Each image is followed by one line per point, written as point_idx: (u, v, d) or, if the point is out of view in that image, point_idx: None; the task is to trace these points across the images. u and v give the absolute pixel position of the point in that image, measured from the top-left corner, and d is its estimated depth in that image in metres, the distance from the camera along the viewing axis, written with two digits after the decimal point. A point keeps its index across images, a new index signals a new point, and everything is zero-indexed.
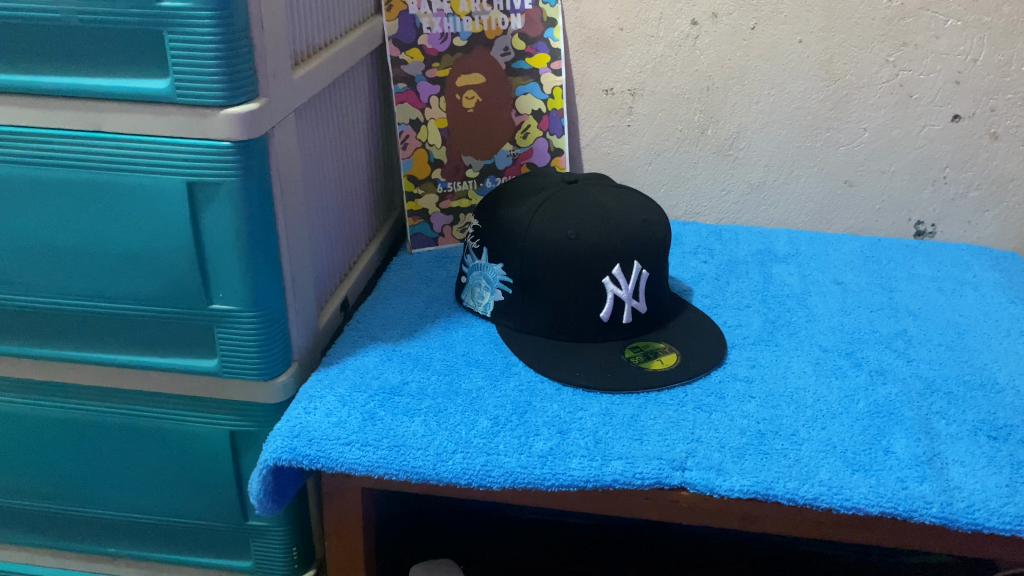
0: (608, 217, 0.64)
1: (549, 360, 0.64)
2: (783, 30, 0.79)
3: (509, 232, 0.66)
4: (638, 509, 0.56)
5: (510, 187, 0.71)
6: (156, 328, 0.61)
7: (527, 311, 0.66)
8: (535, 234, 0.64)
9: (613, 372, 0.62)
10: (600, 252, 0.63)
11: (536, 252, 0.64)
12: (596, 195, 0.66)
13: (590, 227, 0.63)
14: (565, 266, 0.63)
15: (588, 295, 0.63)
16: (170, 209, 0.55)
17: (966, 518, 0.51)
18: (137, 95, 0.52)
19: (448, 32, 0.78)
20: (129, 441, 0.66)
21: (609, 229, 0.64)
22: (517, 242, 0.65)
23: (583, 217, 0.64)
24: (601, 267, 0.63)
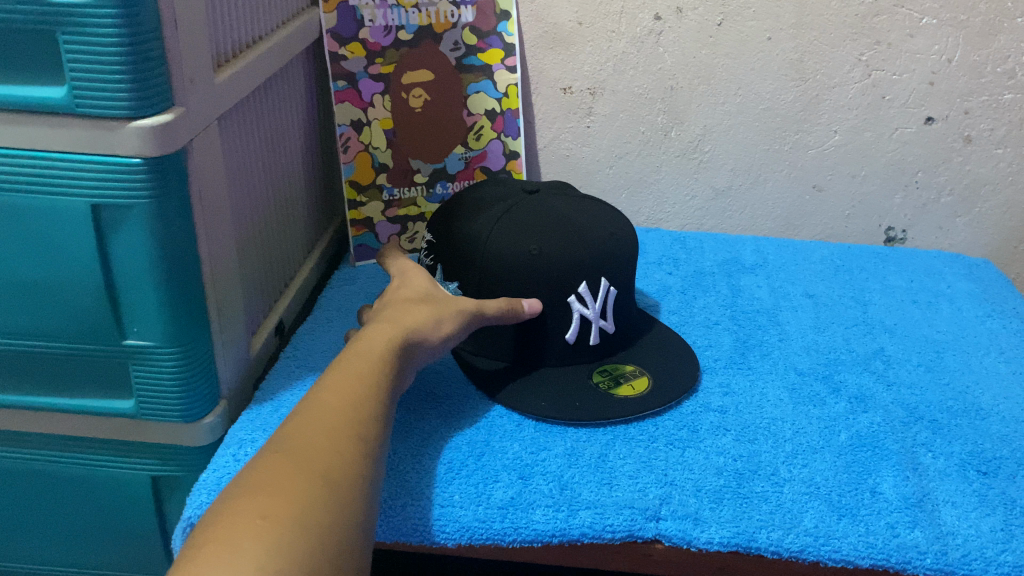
0: (572, 229, 0.58)
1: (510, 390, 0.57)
2: (751, 27, 0.74)
3: (465, 246, 0.60)
4: (608, 562, 0.51)
5: (467, 197, 0.64)
6: (63, 367, 0.53)
7: (483, 334, 0.59)
8: (494, 249, 0.58)
9: (580, 401, 0.56)
10: (564, 270, 0.57)
11: (495, 270, 0.57)
12: (561, 206, 0.60)
13: (554, 242, 0.57)
14: (527, 286, 0.57)
15: (551, 316, 0.57)
16: (73, 236, 0.48)
17: (963, 570, 0.47)
18: (30, 106, 0.45)
19: (391, 25, 0.72)
20: (37, 488, 0.59)
21: (574, 243, 0.58)
22: (473, 258, 0.59)
23: (545, 230, 0.58)
24: (564, 285, 0.57)
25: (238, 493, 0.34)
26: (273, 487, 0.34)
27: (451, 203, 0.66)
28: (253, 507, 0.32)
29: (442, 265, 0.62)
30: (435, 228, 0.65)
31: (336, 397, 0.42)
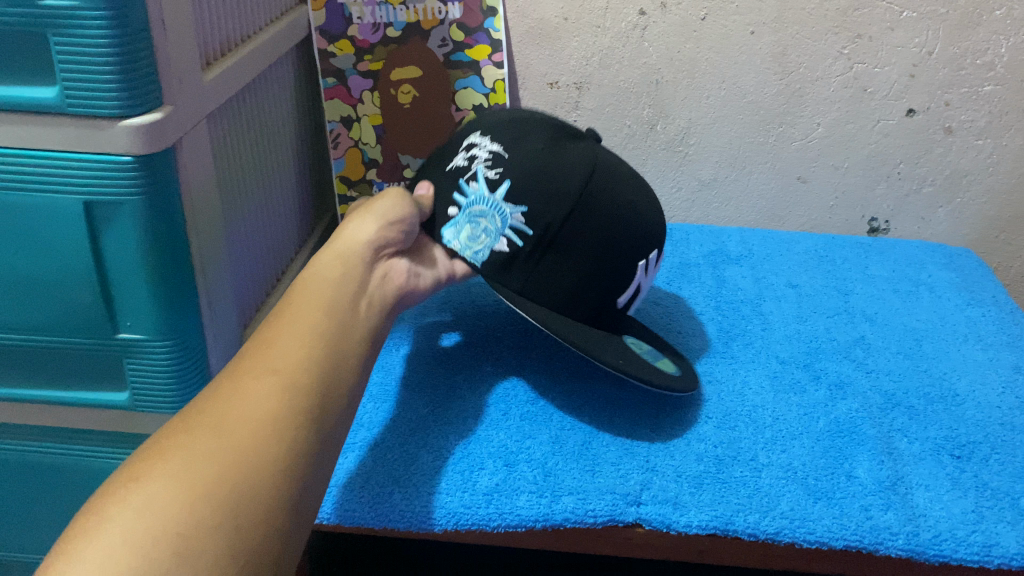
0: (648, 197, 0.58)
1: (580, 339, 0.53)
2: (734, 21, 0.74)
3: (558, 178, 0.53)
4: (592, 545, 0.52)
5: (538, 121, 0.57)
6: (57, 360, 0.55)
7: (544, 276, 0.53)
8: (598, 195, 0.54)
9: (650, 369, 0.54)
10: (646, 237, 0.56)
11: (595, 215, 0.54)
12: (631, 171, 0.58)
13: (641, 205, 0.56)
14: (618, 242, 0.54)
15: (625, 278, 0.56)
16: (65, 233, 0.49)
17: (933, 550, 0.48)
18: (22, 105, 0.46)
19: (380, 22, 0.72)
20: (35, 479, 0.61)
21: (653, 213, 0.57)
22: (574, 194, 0.53)
23: (635, 190, 0.56)
24: (643, 256, 0.56)
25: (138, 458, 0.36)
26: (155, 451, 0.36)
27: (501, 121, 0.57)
28: (149, 480, 0.33)
29: (511, 181, 0.53)
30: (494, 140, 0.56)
31: (280, 350, 0.42)
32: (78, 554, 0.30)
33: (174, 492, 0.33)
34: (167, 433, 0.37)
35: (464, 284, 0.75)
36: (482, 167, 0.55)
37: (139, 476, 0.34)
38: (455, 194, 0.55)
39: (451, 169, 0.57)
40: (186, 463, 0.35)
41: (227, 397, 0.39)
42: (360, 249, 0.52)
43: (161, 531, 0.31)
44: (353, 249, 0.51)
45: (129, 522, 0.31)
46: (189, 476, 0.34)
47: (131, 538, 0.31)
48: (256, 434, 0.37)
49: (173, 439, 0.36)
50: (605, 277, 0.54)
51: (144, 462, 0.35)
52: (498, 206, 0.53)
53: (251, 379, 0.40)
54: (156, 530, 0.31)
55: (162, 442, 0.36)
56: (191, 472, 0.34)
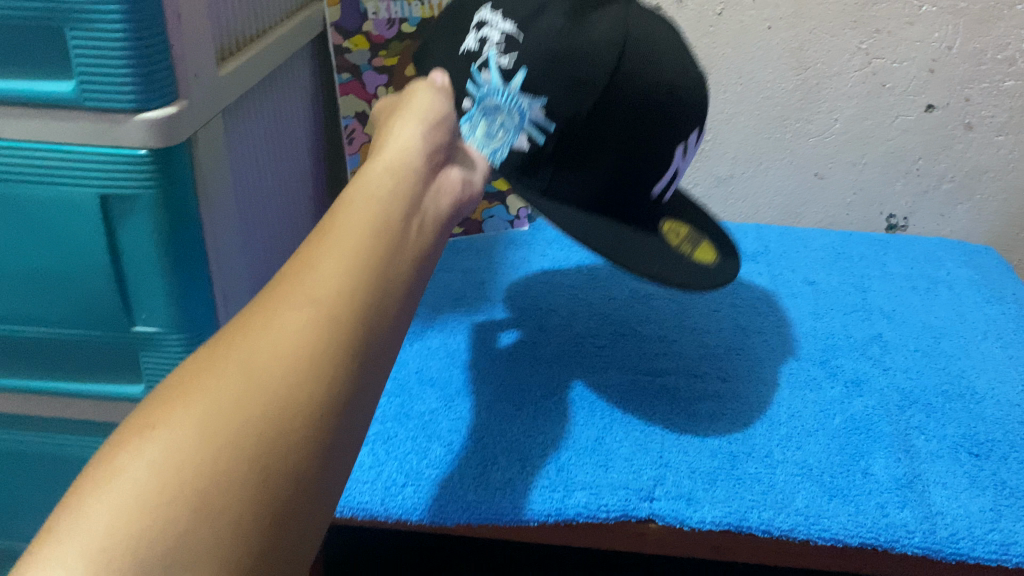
0: (682, 65, 0.50)
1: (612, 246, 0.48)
2: (751, 16, 0.74)
3: (580, 61, 0.46)
4: (604, 541, 0.52)
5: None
6: (74, 352, 0.55)
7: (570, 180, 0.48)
8: (626, 78, 0.47)
9: (691, 268, 0.51)
10: (683, 110, 0.50)
11: (623, 99, 0.47)
12: (666, 35, 0.51)
13: (679, 78, 0.50)
14: (650, 128, 0.48)
15: (657, 159, 0.50)
16: (81, 226, 0.49)
17: (950, 549, 0.48)
18: (39, 99, 0.46)
19: (394, 17, 0.72)
20: (54, 471, 0.61)
21: (690, 83, 0.51)
22: (598, 80, 0.46)
23: (670, 62, 0.49)
24: (679, 137, 0.50)
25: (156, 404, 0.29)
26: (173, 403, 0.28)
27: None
28: (164, 433, 0.27)
29: (528, 69, 0.47)
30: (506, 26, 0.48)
31: (322, 276, 0.33)
32: (70, 531, 0.25)
33: (192, 454, 0.27)
34: (191, 367, 0.30)
35: (514, 281, 0.75)
36: (497, 52, 0.48)
37: (156, 425, 0.28)
38: (469, 84, 0.49)
39: (464, 55, 0.50)
40: (209, 412, 0.28)
41: (257, 333, 0.31)
42: (404, 157, 0.41)
43: (170, 510, 0.25)
44: (397, 158, 0.41)
45: (135, 495, 0.25)
46: (212, 431, 0.28)
47: (133, 515, 0.25)
48: (289, 380, 0.30)
49: (197, 378, 0.29)
50: (635, 165, 0.49)
51: (161, 406, 0.28)
52: (515, 97, 0.47)
53: (291, 308, 0.32)
54: (162, 509, 0.25)
55: (186, 380, 0.29)
56: (215, 428, 0.28)
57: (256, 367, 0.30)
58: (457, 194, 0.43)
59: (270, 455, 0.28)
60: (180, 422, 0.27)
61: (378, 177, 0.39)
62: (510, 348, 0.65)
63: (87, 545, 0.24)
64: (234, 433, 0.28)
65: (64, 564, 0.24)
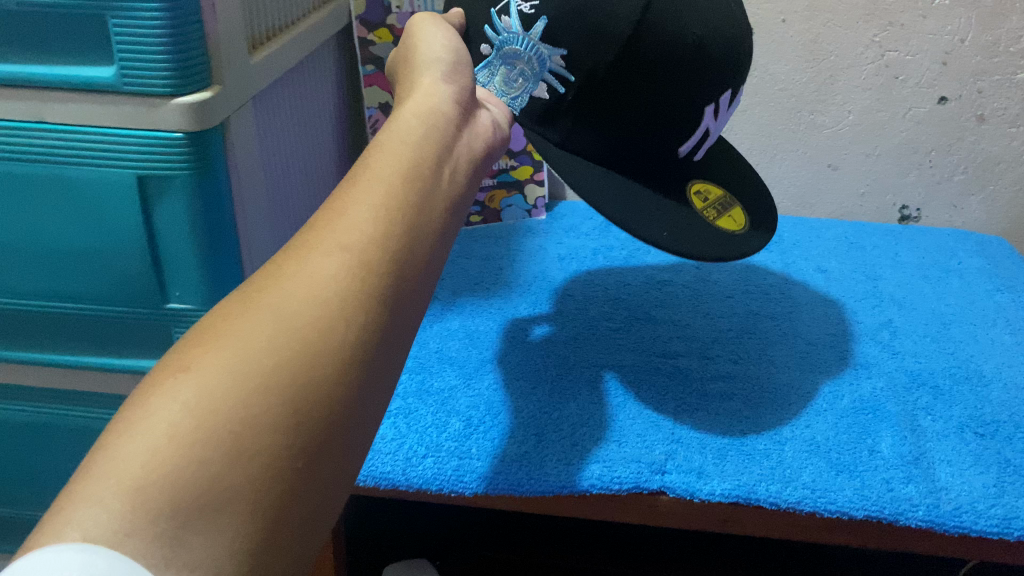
0: (722, 18, 0.49)
1: (621, 207, 0.50)
2: (765, 10, 0.75)
3: (603, 16, 0.46)
4: (616, 513, 0.54)
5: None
6: (111, 328, 0.58)
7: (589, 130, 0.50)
8: (653, 32, 0.46)
9: (709, 237, 0.51)
10: (717, 67, 0.49)
11: (645, 57, 0.47)
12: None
13: (716, 38, 0.48)
14: (675, 89, 0.48)
15: (683, 118, 0.50)
16: (120, 206, 0.52)
17: (953, 522, 0.49)
18: (81, 84, 0.48)
19: (417, 11, 0.73)
20: (90, 443, 0.64)
21: (730, 39, 0.49)
22: (622, 36, 0.46)
23: (707, 14, 0.48)
24: (711, 96, 0.50)
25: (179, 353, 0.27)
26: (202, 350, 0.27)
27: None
28: (196, 374, 0.26)
29: (548, 19, 0.46)
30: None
31: (352, 224, 0.32)
32: (103, 466, 0.23)
33: (227, 394, 0.25)
34: (219, 313, 0.29)
35: (540, 270, 0.76)
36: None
37: (188, 366, 0.26)
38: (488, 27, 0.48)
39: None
40: (244, 353, 0.27)
41: (288, 276, 0.30)
42: (430, 101, 0.40)
43: (204, 450, 0.24)
44: (424, 105, 0.40)
45: (171, 431, 0.24)
46: (246, 372, 0.26)
47: (168, 454, 0.23)
48: (321, 326, 0.29)
49: (227, 323, 0.28)
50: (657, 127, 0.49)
51: (192, 349, 0.27)
52: (533, 47, 0.47)
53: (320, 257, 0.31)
54: (198, 448, 0.24)
55: (215, 325, 0.28)
56: (250, 369, 0.26)
57: (288, 310, 0.29)
58: (484, 138, 0.42)
59: (308, 397, 0.27)
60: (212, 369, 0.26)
61: (408, 120, 0.38)
62: (533, 337, 0.65)
63: (122, 480, 0.23)
64: (268, 375, 0.26)
65: (101, 503, 0.22)
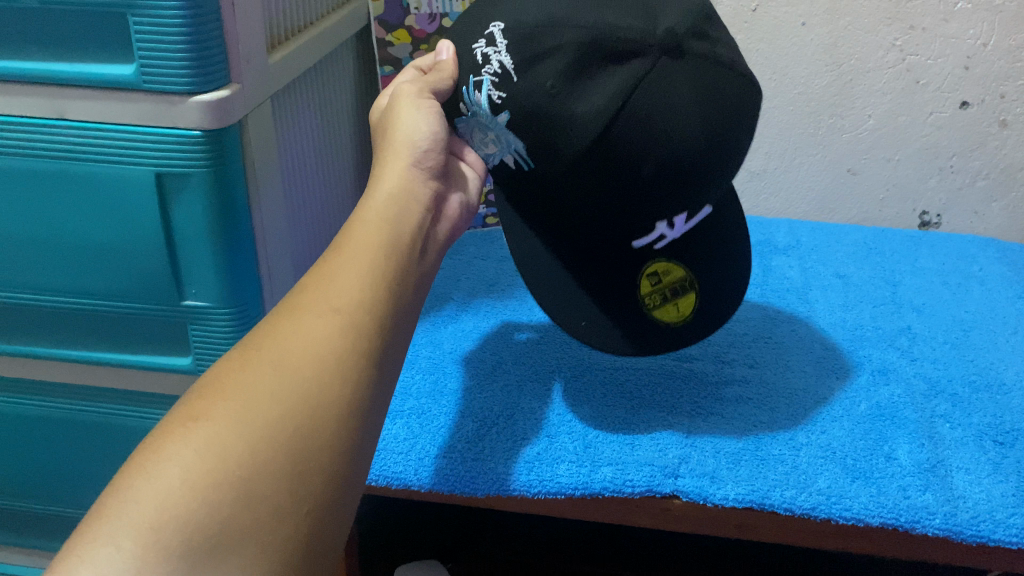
0: (694, 153, 0.46)
1: (546, 279, 0.56)
2: (786, 12, 0.75)
3: (555, 129, 0.46)
4: (629, 516, 0.53)
5: (587, 32, 0.44)
6: (128, 324, 0.58)
7: (534, 206, 0.53)
8: (597, 157, 0.46)
9: (625, 323, 0.54)
10: (671, 193, 0.48)
11: (590, 175, 0.47)
12: (693, 111, 0.45)
13: (675, 168, 0.46)
14: (622, 203, 0.48)
15: (627, 225, 0.50)
16: (138, 203, 0.52)
17: (971, 531, 0.48)
18: (102, 82, 0.49)
19: (436, 12, 0.73)
20: (104, 439, 0.65)
21: (690, 172, 0.47)
22: (569, 153, 0.46)
23: (666, 148, 0.45)
24: (661, 211, 0.49)
25: (199, 398, 0.33)
26: (213, 405, 0.33)
27: (552, 19, 0.45)
28: (206, 424, 0.32)
29: (511, 114, 0.47)
30: (507, 56, 0.46)
31: (340, 288, 0.38)
32: (123, 506, 0.29)
33: (234, 446, 0.31)
34: (226, 368, 0.35)
35: None
36: (490, 77, 0.47)
37: (199, 417, 0.32)
38: (464, 86, 0.49)
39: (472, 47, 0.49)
40: (246, 410, 0.32)
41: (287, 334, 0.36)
42: (405, 182, 0.46)
43: (212, 495, 0.30)
44: (399, 185, 0.46)
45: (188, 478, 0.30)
46: (250, 428, 0.32)
47: (181, 496, 0.29)
48: (319, 380, 0.34)
49: (234, 378, 0.34)
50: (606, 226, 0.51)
51: (204, 400, 0.33)
52: (499, 130, 0.49)
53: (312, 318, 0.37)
54: (206, 492, 0.30)
55: (225, 378, 0.34)
56: (253, 423, 0.32)
57: (285, 367, 0.34)
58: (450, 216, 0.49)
59: (304, 446, 0.32)
60: (221, 421, 0.32)
61: (382, 202, 0.44)
62: (537, 340, 0.65)
63: (139, 523, 0.28)
64: (268, 429, 0.32)
65: (115, 543, 0.28)
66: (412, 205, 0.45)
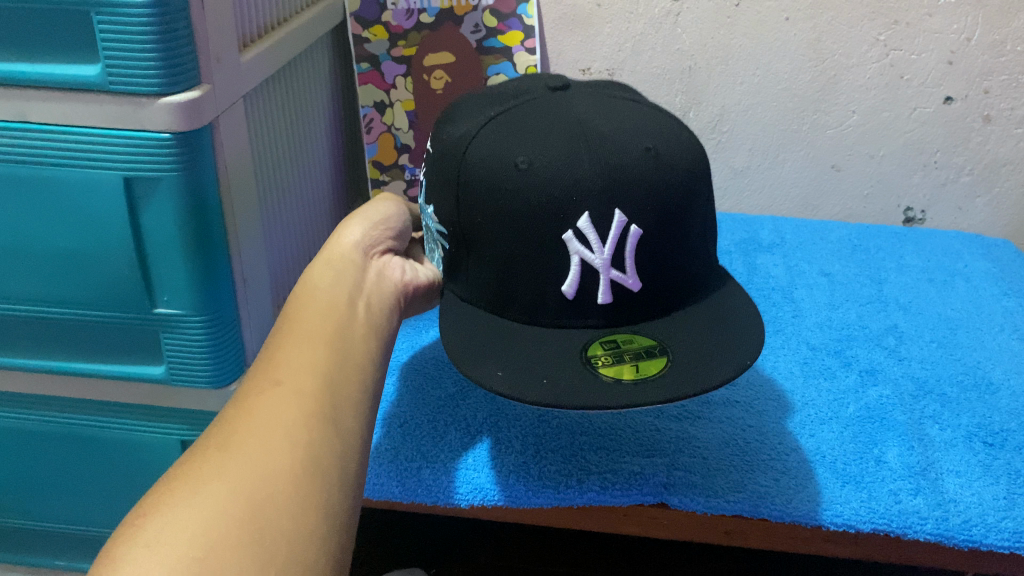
0: (566, 141, 0.45)
1: (478, 345, 0.46)
2: (769, 7, 0.74)
3: (448, 157, 0.49)
4: (617, 524, 0.52)
5: (488, 95, 0.52)
6: (97, 334, 0.56)
7: (471, 267, 0.48)
8: (475, 162, 0.47)
9: (552, 375, 0.43)
10: (557, 192, 0.44)
11: (474, 193, 0.46)
12: (569, 115, 0.47)
13: (548, 155, 0.45)
14: (515, 219, 0.45)
15: (542, 266, 0.45)
16: (104, 208, 0.50)
17: (962, 536, 0.48)
18: (66, 82, 0.47)
19: (414, 8, 0.72)
20: (71, 451, 0.63)
21: (574, 156, 0.45)
22: (457, 166, 0.48)
23: (535, 138, 0.46)
24: (563, 220, 0.45)
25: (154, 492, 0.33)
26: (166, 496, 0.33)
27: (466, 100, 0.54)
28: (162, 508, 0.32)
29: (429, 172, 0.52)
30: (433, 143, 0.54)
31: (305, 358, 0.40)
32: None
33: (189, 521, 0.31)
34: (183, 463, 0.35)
35: None
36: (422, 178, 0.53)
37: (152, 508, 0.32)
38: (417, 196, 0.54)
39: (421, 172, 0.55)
40: (199, 488, 0.33)
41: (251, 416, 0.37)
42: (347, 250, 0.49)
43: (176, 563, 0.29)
44: (339, 251, 0.49)
45: (159, 551, 0.30)
46: (205, 500, 0.32)
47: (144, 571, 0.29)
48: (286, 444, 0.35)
49: (188, 467, 0.34)
50: (524, 267, 0.46)
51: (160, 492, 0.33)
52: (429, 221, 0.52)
53: None
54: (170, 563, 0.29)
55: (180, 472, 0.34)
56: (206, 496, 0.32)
57: (232, 447, 0.35)
58: (402, 280, 0.50)
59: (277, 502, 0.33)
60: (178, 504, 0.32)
61: (321, 266, 0.47)
62: None
63: None
64: (231, 498, 0.32)
65: None
66: (353, 266, 0.48)
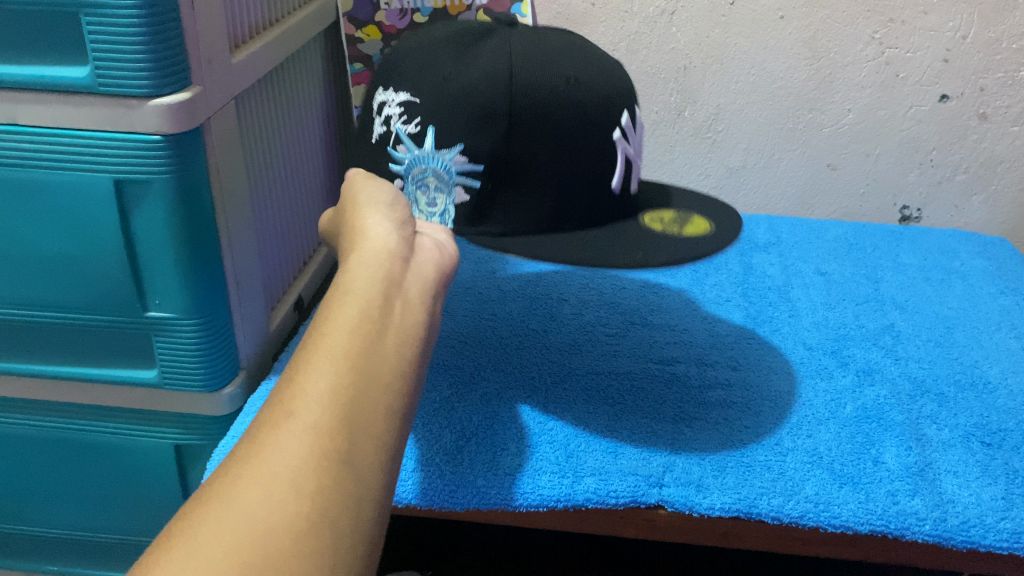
0: (588, 64, 0.50)
1: (569, 251, 0.48)
2: (764, 6, 0.73)
3: (468, 90, 0.47)
4: (614, 527, 0.52)
5: (443, 36, 0.51)
6: (89, 338, 0.56)
7: (518, 201, 0.48)
8: (520, 86, 0.47)
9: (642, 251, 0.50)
10: (603, 103, 0.49)
11: (525, 118, 0.47)
12: (561, 42, 0.51)
13: (586, 73, 0.49)
14: (575, 133, 0.48)
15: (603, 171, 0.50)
16: (95, 211, 0.50)
17: (961, 536, 0.47)
18: (56, 84, 0.46)
19: (406, 8, 0.72)
20: (64, 456, 0.62)
21: (599, 72, 0.50)
22: (494, 93, 0.46)
23: (565, 60, 0.49)
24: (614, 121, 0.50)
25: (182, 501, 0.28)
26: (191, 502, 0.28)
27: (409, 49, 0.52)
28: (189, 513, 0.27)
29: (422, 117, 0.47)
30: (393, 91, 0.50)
31: None
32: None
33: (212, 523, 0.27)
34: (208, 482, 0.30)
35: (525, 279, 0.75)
36: (402, 125, 0.48)
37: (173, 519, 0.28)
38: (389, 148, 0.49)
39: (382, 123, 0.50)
40: None
41: None
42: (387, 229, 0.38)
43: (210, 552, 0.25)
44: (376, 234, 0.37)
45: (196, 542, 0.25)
46: None
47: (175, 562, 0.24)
48: None
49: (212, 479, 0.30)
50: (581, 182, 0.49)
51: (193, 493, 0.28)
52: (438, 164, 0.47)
53: None
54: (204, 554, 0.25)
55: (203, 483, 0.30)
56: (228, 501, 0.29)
57: None
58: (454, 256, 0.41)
59: None
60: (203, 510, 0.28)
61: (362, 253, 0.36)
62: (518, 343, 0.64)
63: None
64: None
65: None
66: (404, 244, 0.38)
